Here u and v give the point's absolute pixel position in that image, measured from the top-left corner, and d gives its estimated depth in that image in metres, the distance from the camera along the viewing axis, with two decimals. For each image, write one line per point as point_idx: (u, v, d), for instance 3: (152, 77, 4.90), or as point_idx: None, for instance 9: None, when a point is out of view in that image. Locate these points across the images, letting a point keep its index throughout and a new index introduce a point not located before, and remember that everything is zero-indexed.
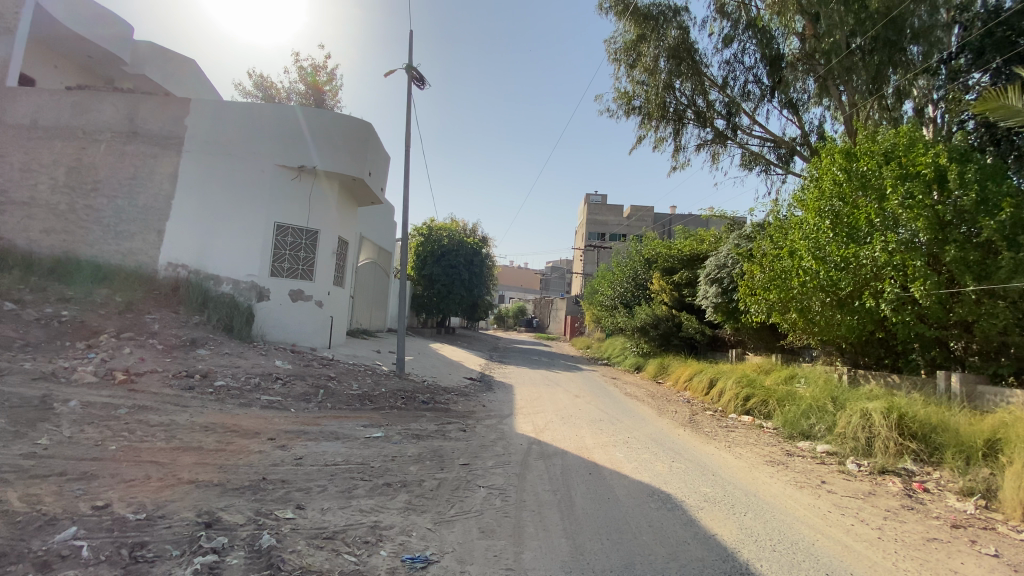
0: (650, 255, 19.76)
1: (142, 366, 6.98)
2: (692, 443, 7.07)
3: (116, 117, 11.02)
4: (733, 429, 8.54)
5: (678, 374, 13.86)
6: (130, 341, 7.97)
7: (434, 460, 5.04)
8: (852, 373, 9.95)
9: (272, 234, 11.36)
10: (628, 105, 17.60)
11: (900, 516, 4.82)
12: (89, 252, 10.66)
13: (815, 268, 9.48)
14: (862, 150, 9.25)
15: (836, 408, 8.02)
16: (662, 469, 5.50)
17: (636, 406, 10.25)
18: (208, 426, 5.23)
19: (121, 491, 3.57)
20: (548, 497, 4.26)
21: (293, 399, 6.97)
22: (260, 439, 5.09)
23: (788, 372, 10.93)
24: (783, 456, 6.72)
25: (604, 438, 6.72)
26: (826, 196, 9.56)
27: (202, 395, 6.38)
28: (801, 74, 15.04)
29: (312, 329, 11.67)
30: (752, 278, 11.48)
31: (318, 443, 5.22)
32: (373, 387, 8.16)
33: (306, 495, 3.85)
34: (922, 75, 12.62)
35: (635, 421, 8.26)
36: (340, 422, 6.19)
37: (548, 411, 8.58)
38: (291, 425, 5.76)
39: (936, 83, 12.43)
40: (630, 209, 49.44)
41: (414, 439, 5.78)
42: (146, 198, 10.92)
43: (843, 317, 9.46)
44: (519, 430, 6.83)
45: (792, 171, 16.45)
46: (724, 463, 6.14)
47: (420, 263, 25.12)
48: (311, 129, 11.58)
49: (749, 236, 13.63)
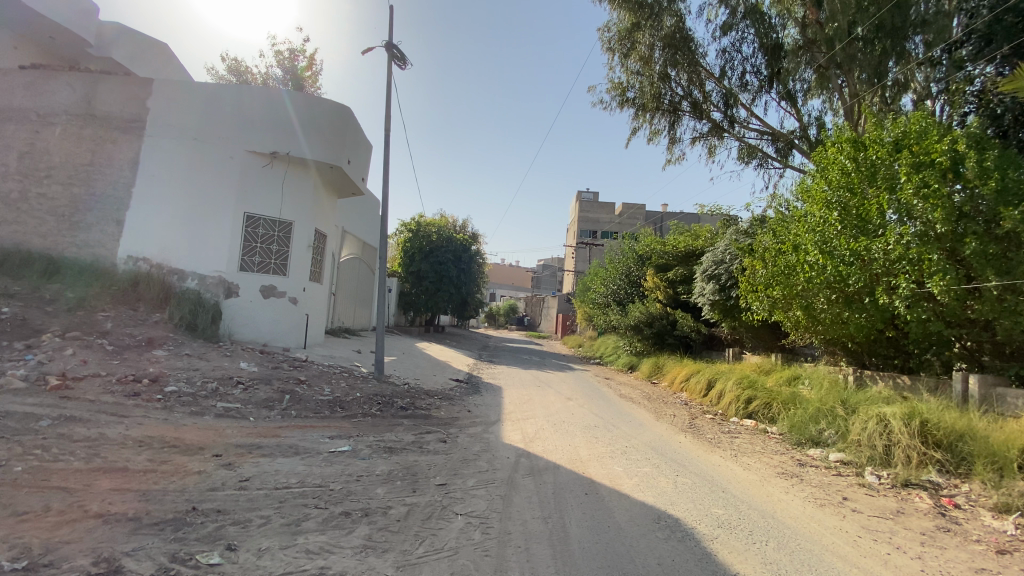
0: (643, 252, 19.20)
1: (82, 369, 6.22)
2: (695, 452, 6.44)
3: (73, 99, 10.21)
4: (737, 434, 7.94)
5: (674, 374, 13.30)
6: (76, 341, 7.19)
7: (406, 480, 4.34)
8: (857, 373, 9.38)
9: (242, 226, 10.59)
10: (622, 96, 17.02)
11: (938, 541, 4.21)
12: (41, 244, 9.81)
13: (822, 263, 8.96)
14: (873, 139, 8.67)
15: (847, 412, 7.43)
16: (667, 486, 4.85)
17: (632, 409, 9.61)
18: (143, 440, 4.50)
19: (4, 530, 2.89)
20: (537, 527, 3.60)
21: (254, 406, 6.24)
22: (202, 456, 4.37)
23: (790, 373, 10.38)
24: (794, 468, 6.12)
25: (600, 448, 6.08)
26: (833, 186, 8.97)
27: (147, 403, 5.63)
28: (801, 63, 14.43)
29: (286, 328, 10.91)
30: (753, 274, 10.93)
31: (272, 461, 4.50)
32: (347, 392, 7.45)
33: (242, 531, 3.16)
34: (923, 66, 11.97)
35: (633, 427, 7.61)
36: (304, 434, 5.48)
37: (538, 416, 7.92)
38: (244, 437, 5.03)
39: (935, 75, 11.72)
40: (622, 206, 48.99)
41: (385, 453, 5.08)
42: (104, 186, 10.09)
43: (852, 314, 8.87)
44: (507, 440, 6.14)
45: (790, 165, 15.93)
46: (732, 476, 5.52)
47: (409, 260, 24.38)
48: (285, 112, 10.81)
49: (748, 231, 13.10)
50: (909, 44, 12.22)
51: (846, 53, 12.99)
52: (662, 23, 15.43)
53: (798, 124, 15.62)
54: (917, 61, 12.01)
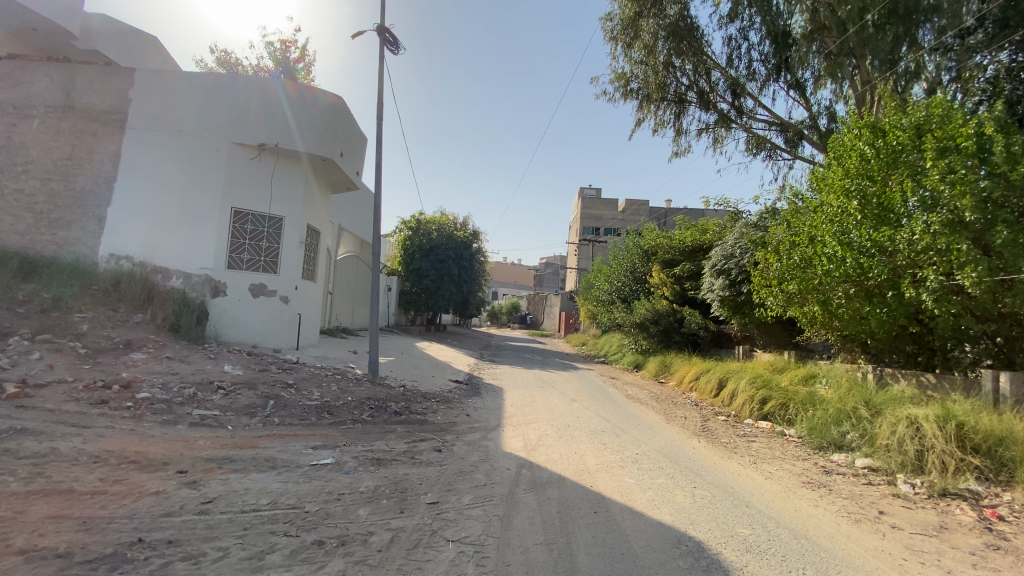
0: (649, 247, 18.65)
1: (47, 376, 5.76)
2: (711, 460, 5.94)
3: (50, 90, 9.76)
4: (753, 438, 7.45)
5: (683, 373, 12.78)
6: (46, 345, 6.74)
7: (393, 498, 3.86)
8: (877, 372, 8.83)
9: (228, 221, 10.12)
10: (625, 87, 16.51)
11: (993, 562, 3.69)
12: (18, 243, 9.36)
13: (840, 255, 8.39)
14: (894, 123, 8.07)
15: (872, 414, 6.93)
16: (684, 501, 4.36)
17: (640, 411, 9.11)
18: (99, 456, 4.04)
19: None
20: (540, 556, 3.12)
21: (234, 413, 5.78)
22: (164, 473, 3.91)
23: (806, 372, 9.87)
24: (820, 476, 5.63)
25: (608, 456, 5.59)
26: (851, 174, 8.40)
27: (113, 412, 5.18)
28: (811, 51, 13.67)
29: (276, 328, 10.45)
30: (766, 269, 10.35)
31: (244, 477, 4.03)
32: (337, 396, 6.98)
33: (191, 568, 2.70)
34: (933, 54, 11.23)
35: (642, 432, 7.12)
36: (285, 444, 5.02)
37: (541, 420, 7.43)
38: (216, 450, 4.56)
39: (946, 63, 11.08)
40: (625, 203, 48.57)
41: (372, 466, 4.59)
42: (84, 181, 9.65)
43: (873, 309, 8.33)
44: (508, 447, 5.66)
45: (799, 157, 15.35)
46: (754, 487, 5.02)
47: (409, 258, 23.88)
48: (273, 102, 10.33)
49: (757, 224, 12.56)
50: (920, 30, 11.55)
51: (860, 37, 12.24)
52: (665, 11, 14.84)
53: (807, 113, 15.08)
54: (929, 49, 11.20)
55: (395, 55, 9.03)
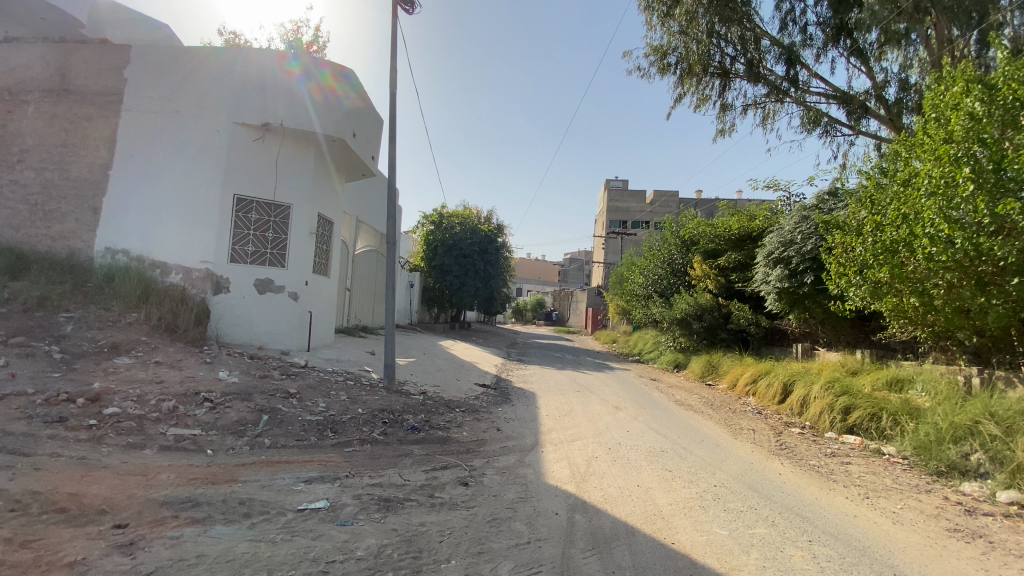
0: (689, 236, 17.15)
1: (6, 389, 4.86)
2: (812, 494, 4.66)
3: (44, 72, 8.99)
4: (847, 459, 6.10)
5: (737, 375, 11.40)
6: (17, 349, 5.88)
7: (402, 571, 2.73)
8: (982, 374, 7.30)
9: (231, 210, 9.20)
10: (662, 62, 15.00)
11: None
12: (12, 238, 8.62)
13: (947, 235, 6.86)
14: (1014, 74, 6.55)
15: (1005, 430, 5.49)
16: (808, 569, 3.11)
17: (698, 422, 7.82)
18: (20, 502, 3.05)
19: None
20: None
21: (218, 432, 4.77)
22: (95, 530, 2.87)
23: (891, 373, 8.39)
24: (965, 520, 4.25)
25: (682, 491, 4.37)
26: (957, 137, 6.85)
27: (68, 435, 4.21)
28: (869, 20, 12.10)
29: (286, 328, 9.51)
30: (843, 253, 8.89)
31: (203, 533, 2.97)
32: (345, 408, 5.89)
33: None
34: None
35: (710, 452, 5.87)
36: (273, 476, 3.98)
37: (586, 436, 6.23)
38: (181, 488, 3.53)
39: None
40: (654, 195, 46.68)
41: (378, 513, 3.46)
42: (80, 169, 8.87)
43: (987, 301, 6.85)
44: (552, 478, 4.50)
45: (863, 132, 13.64)
46: (891, 542, 3.71)
47: (431, 253, 22.74)
48: (278, 77, 9.31)
49: (823, 204, 11.02)
50: None
51: None
52: None
53: (871, 83, 13.38)
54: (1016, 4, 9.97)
55: (411, 15, 7.89)
